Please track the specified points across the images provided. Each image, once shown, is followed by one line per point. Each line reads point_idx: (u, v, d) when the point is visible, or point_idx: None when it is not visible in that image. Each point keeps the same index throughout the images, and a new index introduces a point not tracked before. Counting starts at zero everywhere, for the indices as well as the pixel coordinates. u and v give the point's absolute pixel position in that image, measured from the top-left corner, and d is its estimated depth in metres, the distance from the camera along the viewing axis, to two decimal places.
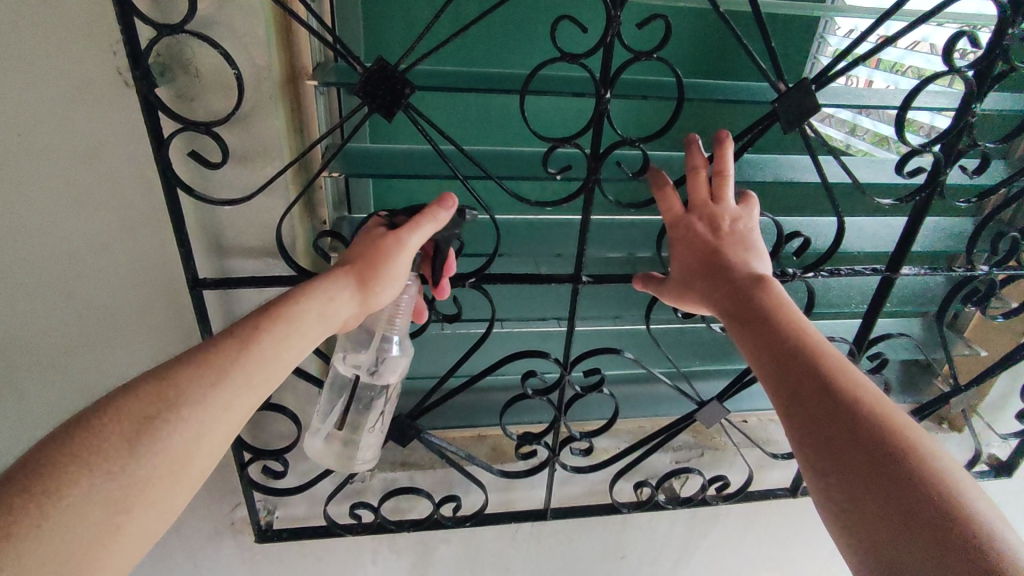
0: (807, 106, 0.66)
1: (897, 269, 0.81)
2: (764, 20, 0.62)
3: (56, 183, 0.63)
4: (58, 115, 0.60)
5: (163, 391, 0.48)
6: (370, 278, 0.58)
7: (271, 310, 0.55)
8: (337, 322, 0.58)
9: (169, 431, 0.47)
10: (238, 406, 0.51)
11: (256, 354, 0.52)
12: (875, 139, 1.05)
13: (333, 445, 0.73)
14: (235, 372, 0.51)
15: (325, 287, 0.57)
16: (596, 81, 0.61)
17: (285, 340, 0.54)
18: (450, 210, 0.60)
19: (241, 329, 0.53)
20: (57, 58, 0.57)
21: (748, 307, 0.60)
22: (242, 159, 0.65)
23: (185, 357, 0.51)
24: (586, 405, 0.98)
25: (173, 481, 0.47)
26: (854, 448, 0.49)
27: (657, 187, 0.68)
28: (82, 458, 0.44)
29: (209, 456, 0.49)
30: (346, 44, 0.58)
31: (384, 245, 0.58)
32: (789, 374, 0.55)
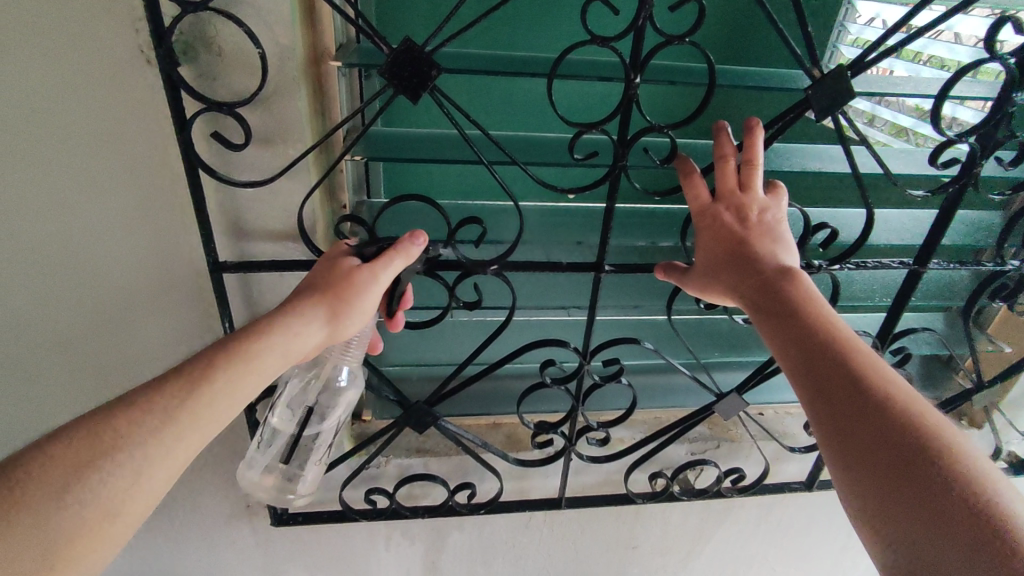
0: (841, 92, 0.64)
1: (925, 263, 0.79)
2: (801, 4, 0.60)
3: (76, 163, 0.62)
4: (79, 94, 0.59)
5: (103, 432, 0.47)
6: (342, 311, 0.59)
7: (232, 346, 0.54)
8: (300, 354, 0.58)
9: (105, 473, 0.46)
10: (182, 446, 0.50)
11: (207, 393, 0.51)
12: (893, 130, 1.02)
13: (271, 477, 0.76)
14: (184, 411, 0.50)
15: (292, 321, 0.57)
16: (626, 65, 0.60)
17: (240, 382, 0.53)
18: (419, 250, 0.64)
19: (195, 367, 0.52)
20: (77, 34, 0.56)
21: (776, 296, 0.59)
22: (265, 141, 0.64)
23: (134, 393, 0.50)
24: (603, 395, 0.97)
25: (109, 525, 0.46)
26: (882, 442, 0.48)
27: (684, 173, 0.67)
28: (27, 499, 0.43)
29: (151, 495, 0.48)
30: (370, 21, 0.56)
31: (357, 279, 0.60)
32: (817, 364, 0.53)
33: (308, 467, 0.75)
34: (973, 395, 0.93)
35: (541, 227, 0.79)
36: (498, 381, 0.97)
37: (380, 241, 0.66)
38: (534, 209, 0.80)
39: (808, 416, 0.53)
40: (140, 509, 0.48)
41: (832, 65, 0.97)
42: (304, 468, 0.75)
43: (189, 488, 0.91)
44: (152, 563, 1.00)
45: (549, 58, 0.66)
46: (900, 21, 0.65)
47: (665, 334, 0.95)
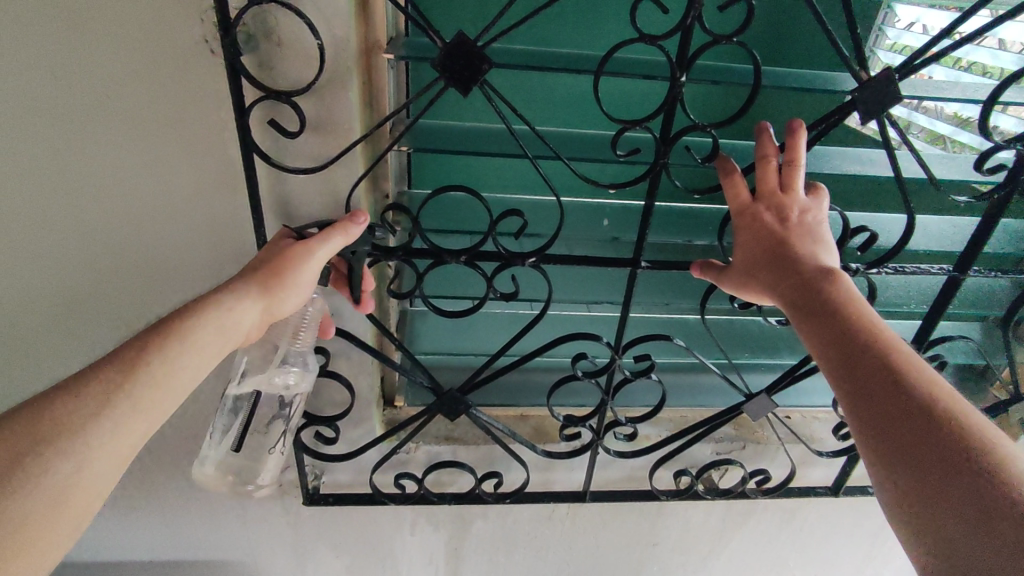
0: (888, 95, 0.64)
1: (966, 269, 0.78)
2: (851, 6, 0.60)
3: (139, 144, 0.65)
4: (144, 78, 0.62)
5: (40, 425, 0.45)
6: (274, 286, 0.61)
7: (162, 326, 0.54)
8: (238, 331, 0.59)
9: (44, 464, 0.44)
10: (125, 433, 0.48)
11: (144, 373, 0.51)
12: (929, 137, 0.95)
13: (226, 472, 0.76)
14: (122, 397, 0.49)
15: (224, 298, 0.58)
16: (672, 63, 0.61)
17: (176, 362, 0.53)
18: (361, 224, 0.65)
19: (128, 350, 0.52)
20: (147, 21, 0.59)
21: (817, 295, 0.59)
22: (317, 129, 0.66)
23: (64, 386, 0.48)
24: (631, 391, 0.98)
25: (52, 518, 0.43)
26: (921, 441, 0.48)
27: (725, 172, 0.68)
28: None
29: (98, 485, 0.46)
30: (425, 15, 0.58)
31: (293, 253, 0.62)
32: (857, 364, 0.54)
33: (268, 454, 0.76)
34: (1008, 406, 0.91)
35: (580, 222, 0.80)
36: (527, 373, 0.98)
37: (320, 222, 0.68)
38: (572, 204, 0.81)
39: (848, 416, 0.53)
40: (88, 503, 0.45)
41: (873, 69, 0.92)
42: (259, 459, 0.76)
43: None
44: (187, 535, 1.03)
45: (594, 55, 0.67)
46: (947, 27, 0.65)
47: (696, 332, 0.96)
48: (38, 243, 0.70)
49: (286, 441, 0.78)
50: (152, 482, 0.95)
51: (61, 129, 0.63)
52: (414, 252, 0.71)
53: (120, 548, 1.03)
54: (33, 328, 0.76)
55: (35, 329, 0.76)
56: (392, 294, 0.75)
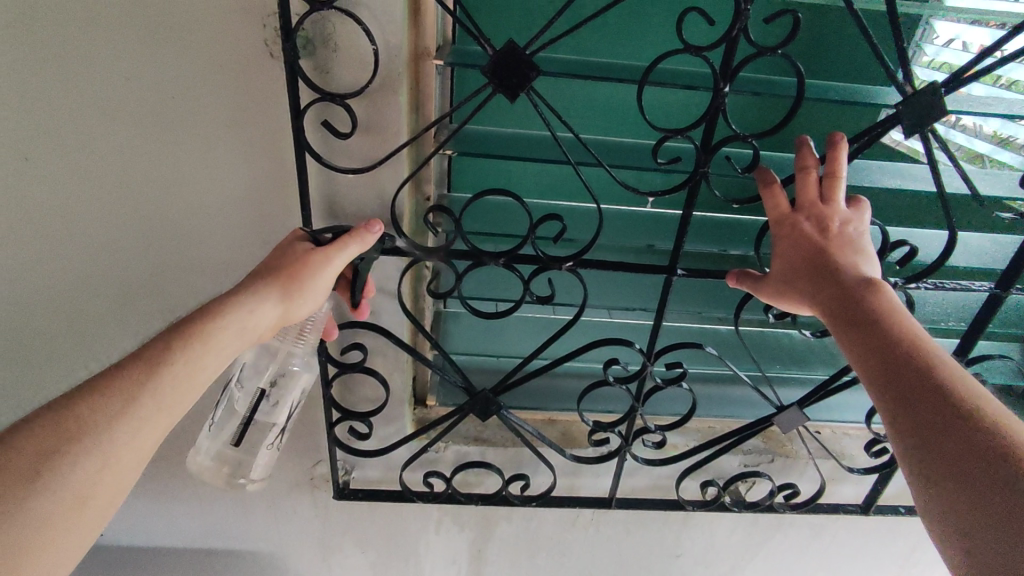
0: (931, 110, 0.64)
1: (1008, 287, 0.77)
2: (900, 19, 0.61)
3: (198, 143, 0.68)
4: (207, 80, 0.65)
5: (67, 424, 0.48)
6: (293, 291, 0.62)
7: (184, 329, 0.56)
8: (256, 333, 0.60)
9: (70, 462, 0.47)
10: (146, 432, 0.51)
11: (167, 373, 0.53)
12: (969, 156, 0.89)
13: (225, 462, 0.76)
14: (145, 398, 0.52)
15: (245, 301, 0.59)
16: (716, 73, 0.62)
17: (194, 363, 0.55)
18: (377, 236, 0.67)
19: (152, 352, 0.54)
20: (213, 26, 0.62)
21: (857, 305, 0.59)
22: (366, 131, 0.69)
23: (90, 386, 0.51)
24: (660, 399, 0.99)
25: (74, 513, 0.46)
26: (965, 453, 0.48)
27: (764, 184, 0.68)
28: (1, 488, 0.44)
29: (115, 483, 0.49)
30: (480, 23, 0.60)
31: (310, 260, 0.63)
32: (898, 374, 0.54)
33: (262, 449, 0.77)
34: None
35: (616, 228, 0.81)
36: (557, 377, 0.99)
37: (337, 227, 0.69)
38: (610, 210, 0.82)
39: (889, 426, 0.53)
40: (108, 500, 0.49)
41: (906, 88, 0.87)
42: (254, 453, 0.76)
43: None
44: (219, 524, 1.05)
45: (639, 65, 0.68)
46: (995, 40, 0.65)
47: (728, 343, 0.95)
48: (97, 236, 0.73)
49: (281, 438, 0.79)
50: (189, 470, 0.97)
51: (127, 127, 0.67)
52: (454, 253, 0.73)
53: (156, 534, 1.06)
54: (87, 317, 0.79)
55: (90, 319, 0.79)
56: (431, 294, 0.77)
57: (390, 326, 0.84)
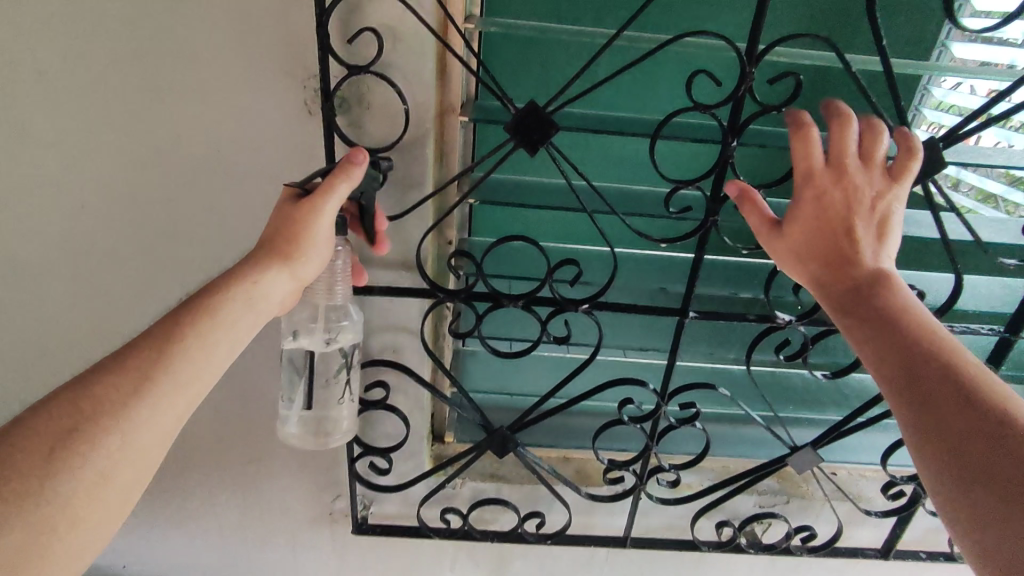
0: (933, 161, 0.67)
1: (1017, 330, 0.79)
2: (897, 81, 0.65)
3: (239, 191, 0.74)
4: (250, 134, 0.70)
5: (80, 403, 0.49)
6: (294, 252, 0.62)
7: (193, 305, 0.57)
8: (268, 304, 0.61)
9: (88, 440, 0.48)
10: (166, 406, 0.52)
11: (181, 350, 0.54)
12: (981, 196, 0.89)
13: (308, 426, 0.80)
14: (161, 376, 0.52)
15: (249, 272, 0.60)
16: (724, 129, 0.66)
17: (206, 337, 0.56)
18: (364, 165, 0.63)
19: (162, 329, 0.55)
20: (258, 88, 0.68)
21: (873, 283, 0.59)
22: (395, 182, 0.74)
23: (100, 367, 0.51)
24: (675, 438, 1.00)
25: (100, 488, 0.48)
26: (978, 434, 0.49)
27: (799, 142, 0.62)
28: (18, 468, 0.45)
29: (138, 459, 0.50)
30: (505, 85, 0.65)
31: (302, 215, 0.61)
32: (924, 377, 0.53)
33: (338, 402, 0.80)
34: None
35: (630, 272, 0.84)
36: (572, 416, 1.01)
37: (322, 170, 0.65)
38: (623, 255, 0.85)
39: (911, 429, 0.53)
40: (131, 480, 0.50)
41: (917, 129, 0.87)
42: (330, 409, 0.80)
43: (278, 489, 0.98)
44: (239, 556, 1.07)
45: (652, 121, 0.73)
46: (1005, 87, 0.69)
47: (740, 383, 0.97)
48: (143, 274, 0.79)
49: (353, 390, 0.81)
50: (212, 502, 1.00)
51: (178, 175, 0.73)
52: (475, 295, 0.77)
53: (177, 566, 1.08)
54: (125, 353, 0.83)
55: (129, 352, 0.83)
56: (452, 334, 0.80)
57: (411, 364, 0.87)
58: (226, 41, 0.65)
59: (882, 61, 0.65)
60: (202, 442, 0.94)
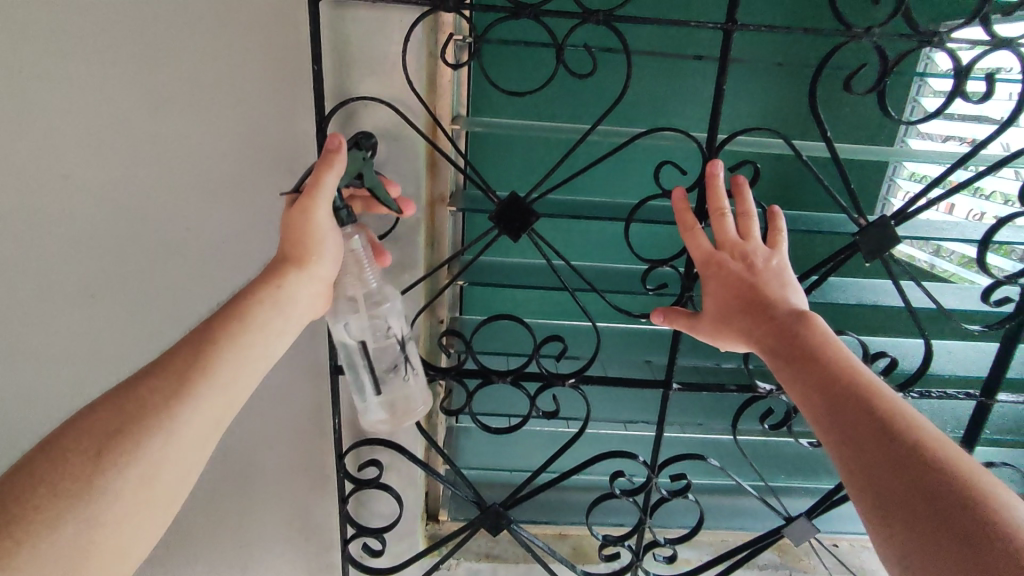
0: (886, 239, 0.73)
1: (992, 395, 0.80)
2: (845, 168, 0.69)
3: (241, 279, 0.79)
4: (253, 228, 0.76)
5: (123, 405, 0.48)
6: (303, 254, 0.60)
7: (227, 311, 0.57)
8: (290, 310, 0.59)
9: (132, 441, 0.47)
10: (205, 406, 0.51)
11: (215, 352, 0.53)
12: (962, 261, 0.91)
13: (383, 412, 0.70)
14: (200, 378, 0.51)
15: (267, 281, 0.59)
16: None
17: (241, 340, 0.55)
18: (343, 150, 0.60)
19: (199, 333, 0.54)
20: (262, 186, 0.74)
21: (786, 322, 0.61)
22: (387, 267, 0.79)
23: (144, 371, 0.51)
24: (669, 511, 0.99)
25: (147, 485, 0.47)
26: (920, 489, 0.47)
27: (682, 227, 0.67)
28: (62, 469, 0.44)
29: (183, 456, 0.49)
30: (484, 177, 0.71)
31: (295, 220, 0.59)
32: (839, 412, 0.54)
33: (405, 371, 0.70)
34: None
35: (615, 347, 0.88)
36: (566, 491, 1.01)
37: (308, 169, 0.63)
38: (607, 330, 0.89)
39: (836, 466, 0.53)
40: (177, 478, 0.49)
41: (893, 198, 0.95)
42: (399, 385, 0.70)
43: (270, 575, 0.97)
44: None
45: (626, 206, 0.79)
46: (965, 156, 0.71)
47: (730, 453, 0.98)
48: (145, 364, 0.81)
49: (415, 361, 0.72)
50: None
51: (186, 267, 0.78)
52: (465, 372, 0.80)
53: None
54: None
55: None
56: (444, 412, 0.82)
57: (405, 442, 0.89)
58: (233, 145, 0.72)
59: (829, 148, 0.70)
60: (194, 532, 0.93)
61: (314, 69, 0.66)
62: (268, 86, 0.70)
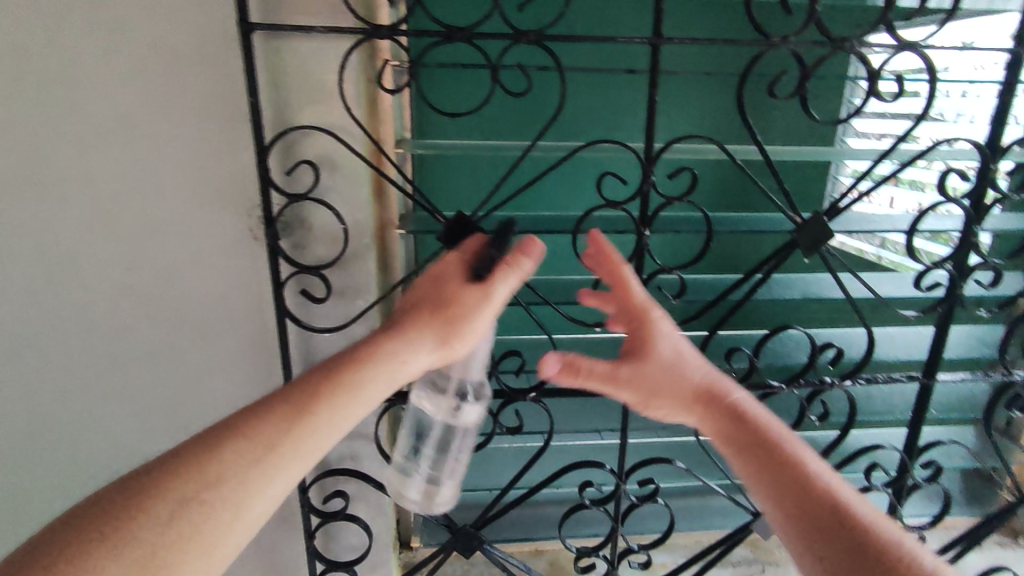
0: (822, 234, 0.76)
1: (933, 376, 0.83)
2: (778, 169, 0.70)
3: (187, 317, 0.77)
4: (197, 264, 0.74)
5: (206, 467, 0.47)
6: (451, 337, 0.58)
7: (336, 375, 0.54)
8: (400, 384, 0.57)
9: (205, 515, 0.45)
10: (280, 482, 0.50)
11: (306, 424, 0.51)
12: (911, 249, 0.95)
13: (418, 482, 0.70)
14: (286, 451, 0.50)
15: (395, 349, 0.57)
16: (636, 221, 0.71)
17: (336, 411, 0.53)
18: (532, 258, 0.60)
19: (298, 394, 0.52)
20: (203, 220, 0.73)
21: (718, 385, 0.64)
22: (340, 294, 0.78)
23: (233, 423, 0.50)
24: (641, 516, 1.00)
25: (204, 562, 0.45)
26: (858, 539, 0.52)
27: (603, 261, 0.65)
28: (134, 530, 0.43)
29: (244, 532, 0.47)
30: (429, 199, 0.71)
31: (460, 305, 0.58)
32: (775, 470, 0.58)
33: (450, 466, 0.70)
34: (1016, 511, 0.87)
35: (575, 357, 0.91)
36: (538, 506, 1.01)
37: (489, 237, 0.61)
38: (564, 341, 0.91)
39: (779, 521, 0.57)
40: (236, 550, 0.47)
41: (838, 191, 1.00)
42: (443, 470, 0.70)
43: None
44: None
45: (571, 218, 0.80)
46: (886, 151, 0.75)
47: (696, 454, 1.00)
48: None
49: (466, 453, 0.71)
50: None
51: (129, 309, 0.75)
52: None
53: None
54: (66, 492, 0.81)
55: None
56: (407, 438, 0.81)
57: (370, 471, 0.87)
58: (170, 180, 0.70)
59: (762, 151, 0.71)
60: None
61: (250, 100, 0.65)
62: (205, 120, 0.69)
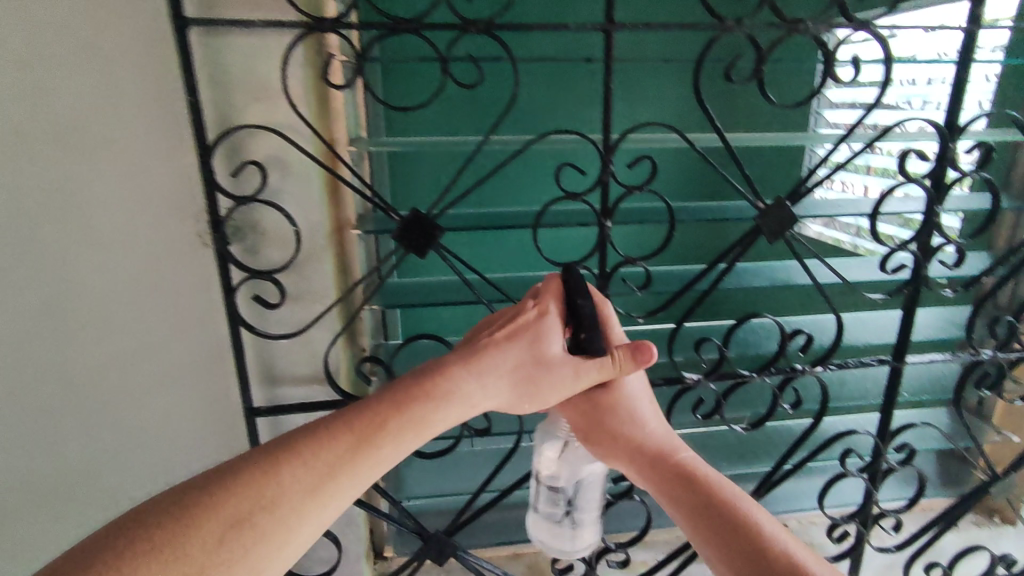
0: (786, 219, 0.74)
1: (903, 358, 0.83)
2: (740, 155, 0.68)
3: (134, 330, 0.73)
4: (142, 274, 0.71)
5: (263, 488, 0.46)
6: (527, 397, 0.57)
7: (402, 409, 0.52)
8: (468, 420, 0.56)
9: (254, 539, 0.44)
10: (330, 511, 0.48)
11: (367, 458, 0.50)
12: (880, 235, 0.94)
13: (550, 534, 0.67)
14: (343, 480, 0.49)
15: (466, 394, 0.54)
16: (596, 212, 0.69)
17: (398, 446, 0.51)
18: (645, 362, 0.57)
19: (363, 420, 0.51)
20: (146, 227, 0.69)
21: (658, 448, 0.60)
22: (296, 299, 0.75)
23: (295, 438, 0.49)
24: (620, 513, 0.98)
25: None
26: None
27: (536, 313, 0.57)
28: (181, 549, 0.42)
29: (289, 555, 0.47)
30: (385, 198, 0.69)
31: (545, 377, 0.56)
32: (718, 532, 0.56)
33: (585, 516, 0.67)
34: (989, 490, 0.87)
35: None
36: (515, 509, 0.99)
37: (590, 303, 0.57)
38: None
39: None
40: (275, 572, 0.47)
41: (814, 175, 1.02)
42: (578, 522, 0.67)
43: None
44: None
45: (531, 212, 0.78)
46: (847, 134, 0.73)
47: None
48: (31, 438, 0.73)
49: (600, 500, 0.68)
50: None
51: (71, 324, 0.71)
52: None
53: None
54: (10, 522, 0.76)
55: (23, 528, 0.76)
56: None
57: None
58: (108, 186, 0.67)
59: (723, 137, 0.69)
60: None
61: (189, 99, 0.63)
62: (142, 121, 0.66)
